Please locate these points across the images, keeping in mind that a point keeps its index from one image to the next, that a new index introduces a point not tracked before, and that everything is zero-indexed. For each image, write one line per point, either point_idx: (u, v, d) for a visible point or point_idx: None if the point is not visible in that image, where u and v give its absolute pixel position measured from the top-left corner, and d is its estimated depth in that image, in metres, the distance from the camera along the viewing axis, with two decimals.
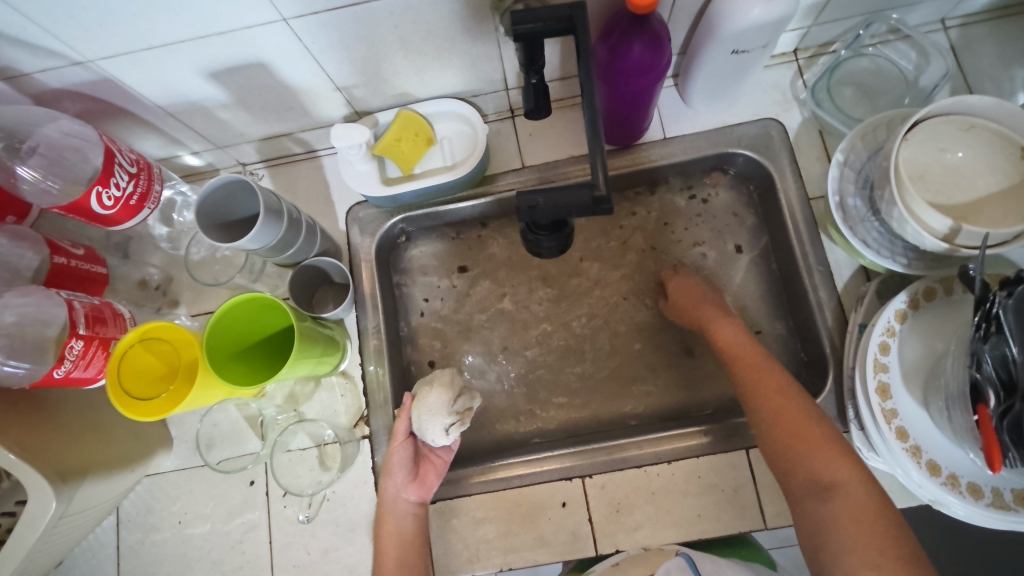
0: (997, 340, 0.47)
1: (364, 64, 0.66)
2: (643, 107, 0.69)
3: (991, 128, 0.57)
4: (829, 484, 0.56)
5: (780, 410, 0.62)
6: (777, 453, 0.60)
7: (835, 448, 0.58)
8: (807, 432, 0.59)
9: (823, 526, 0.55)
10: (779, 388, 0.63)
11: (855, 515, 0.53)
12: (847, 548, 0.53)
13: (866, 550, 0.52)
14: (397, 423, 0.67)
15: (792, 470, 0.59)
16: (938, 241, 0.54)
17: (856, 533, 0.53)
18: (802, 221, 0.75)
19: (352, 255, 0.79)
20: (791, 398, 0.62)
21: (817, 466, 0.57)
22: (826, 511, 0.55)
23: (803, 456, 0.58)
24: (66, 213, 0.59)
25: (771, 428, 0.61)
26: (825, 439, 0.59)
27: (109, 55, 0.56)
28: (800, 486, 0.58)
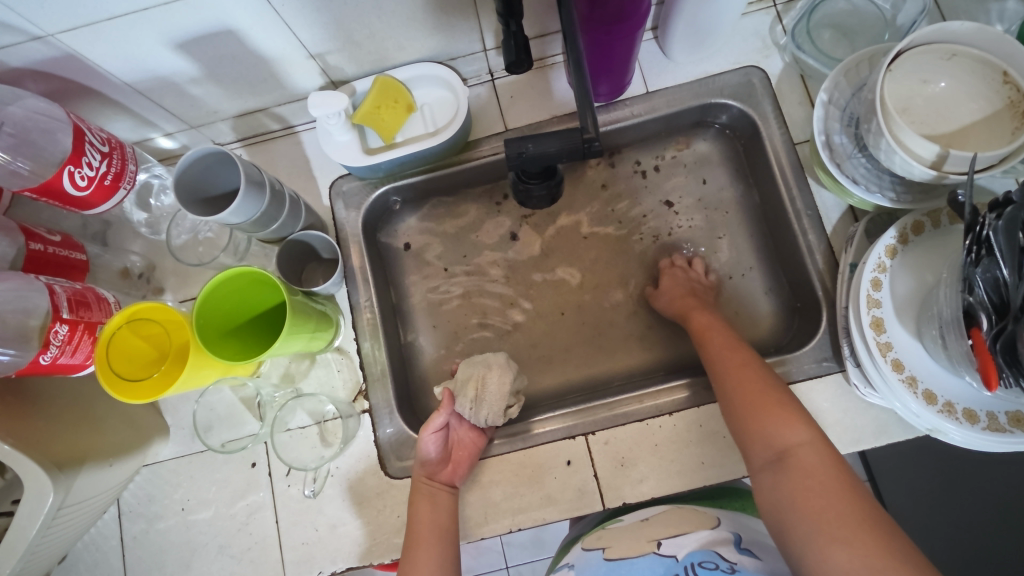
0: (989, 264, 0.48)
1: (337, 28, 0.64)
2: (627, 55, 0.69)
3: (973, 55, 0.57)
4: (785, 451, 0.55)
5: (742, 381, 0.62)
6: (738, 423, 0.60)
7: (795, 415, 0.57)
8: (767, 398, 0.59)
9: (780, 493, 0.53)
10: (744, 362, 0.64)
11: (812, 482, 0.52)
12: (801, 516, 0.50)
13: (822, 516, 0.49)
14: (432, 414, 0.68)
15: (752, 439, 0.58)
16: (927, 169, 0.54)
17: (810, 500, 0.51)
18: (789, 167, 0.75)
19: (339, 230, 0.78)
20: (754, 369, 0.63)
21: (775, 431, 0.56)
22: (782, 478, 0.53)
23: (762, 422, 0.58)
24: (39, 196, 0.57)
25: (733, 397, 0.61)
26: (785, 404, 0.58)
27: (70, 28, 0.54)
28: (758, 455, 0.57)
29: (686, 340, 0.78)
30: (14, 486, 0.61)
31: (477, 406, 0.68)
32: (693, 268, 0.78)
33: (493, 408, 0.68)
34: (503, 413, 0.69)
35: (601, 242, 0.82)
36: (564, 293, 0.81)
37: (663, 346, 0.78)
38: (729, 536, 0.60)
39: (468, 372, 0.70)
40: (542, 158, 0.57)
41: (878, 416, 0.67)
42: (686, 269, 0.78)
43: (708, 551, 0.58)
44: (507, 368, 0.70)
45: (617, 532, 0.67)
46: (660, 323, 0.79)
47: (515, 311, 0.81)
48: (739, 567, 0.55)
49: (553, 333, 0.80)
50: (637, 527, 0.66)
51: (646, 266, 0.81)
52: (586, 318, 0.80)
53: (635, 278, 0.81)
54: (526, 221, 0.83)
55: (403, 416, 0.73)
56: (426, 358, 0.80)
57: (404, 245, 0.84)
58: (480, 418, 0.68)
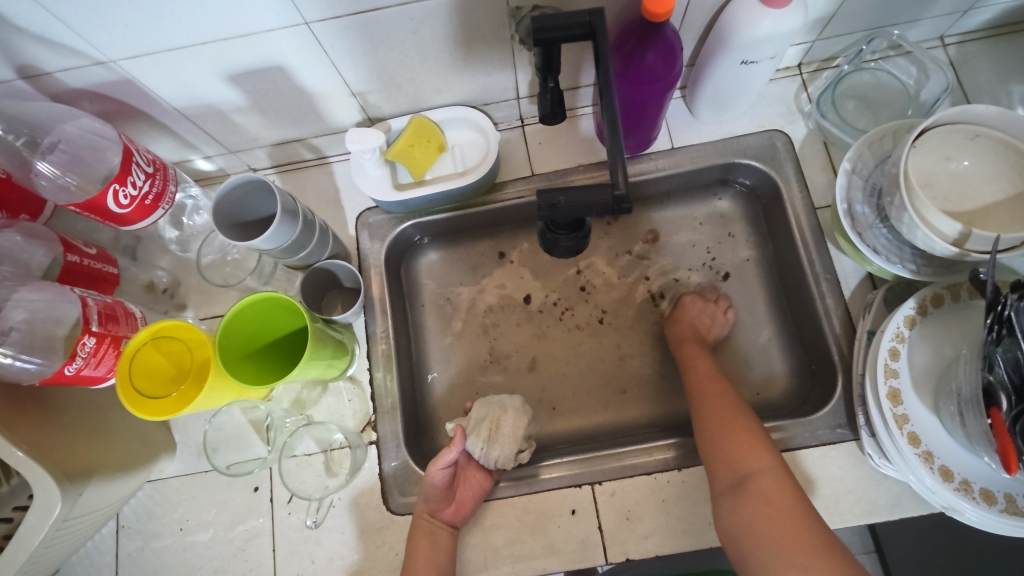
0: (1011, 343, 0.48)
1: (380, 70, 0.67)
2: (656, 113, 0.71)
3: (996, 137, 0.58)
4: (746, 476, 0.59)
5: (715, 411, 0.65)
6: (706, 444, 0.63)
7: (760, 445, 0.61)
8: (736, 427, 0.62)
9: (741, 517, 0.57)
10: (721, 392, 0.67)
11: (767, 509, 0.56)
12: (760, 540, 0.55)
13: (778, 541, 0.54)
14: (442, 449, 0.67)
15: (717, 461, 0.61)
16: (948, 246, 0.55)
17: (765, 526, 0.55)
18: (808, 230, 0.76)
19: (361, 259, 0.79)
20: (727, 400, 0.66)
21: (740, 458, 0.60)
22: (740, 504, 0.57)
23: (727, 448, 0.61)
24: (82, 210, 0.58)
25: (706, 426, 0.64)
26: (753, 435, 0.62)
27: (131, 56, 0.57)
28: (721, 478, 0.60)
29: None
30: (19, 491, 0.60)
31: (489, 446, 0.68)
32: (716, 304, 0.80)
33: (504, 451, 0.67)
34: (514, 457, 0.69)
35: (615, 289, 0.83)
36: (579, 338, 0.81)
37: (675, 399, 0.78)
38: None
39: (483, 412, 0.70)
40: (574, 211, 0.58)
41: (892, 488, 0.66)
42: (710, 305, 0.79)
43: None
44: (522, 412, 0.70)
45: None
46: (674, 375, 0.79)
47: (530, 352, 0.81)
48: None
49: (564, 378, 0.80)
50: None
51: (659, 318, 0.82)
52: (600, 366, 0.80)
53: (649, 327, 0.82)
54: (546, 265, 0.84)
55: (410, 451, 0.73)
56: (438, 393, 0.80)
57: (499, 255, 0.85)
58: (491, 459, 0.68)
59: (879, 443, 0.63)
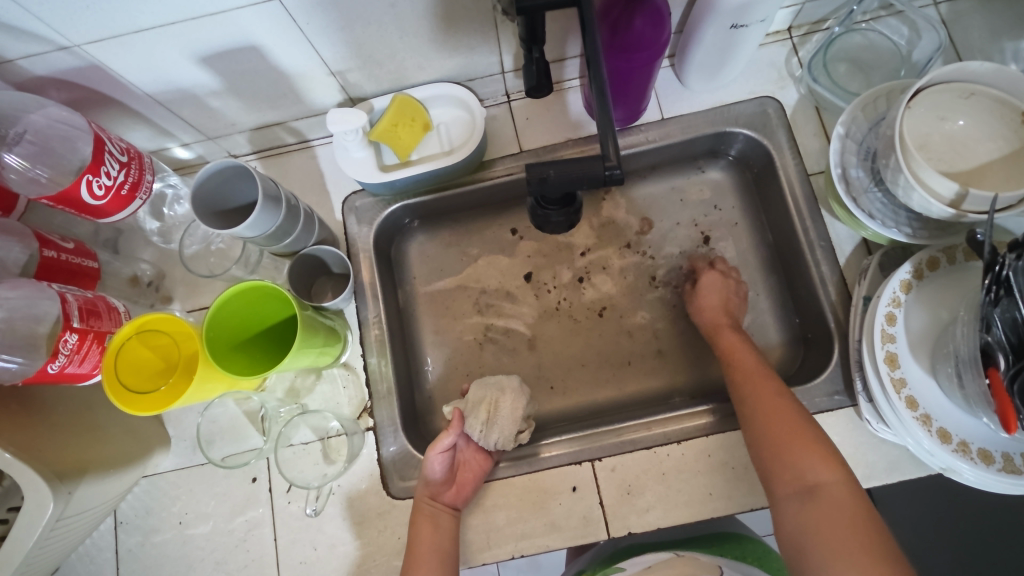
0: (1009, 304, 0.48)
1: (359, 47, 0.65)
2: (645, 83, 0.69)
3: (991, 95, 0.57)
4: (814, 485, 0.54)
5: (770, 411, 0.60)
6: (765, 450, 0.59)
7: (828, 453, 0.56)
8: (799, 431, 0.58)
9: (805, 525, 0.52)
10: (776, 391, 0.62)
11: (834, 516, 0.51)
12: (822, 547, 0.50)
13: (842, 547, 0.49)
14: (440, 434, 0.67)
15: (780, 468, 0.56)
16: (945, 207, 0.54)
17: (834, 531, 0.50)
18: (802, 197, 0.75)
19: (350, 244, 0.77)
20: (786, 401, 0.61)
21: (806, 465, 0.55)
22: (805, 513, 0.53)
23: (790, 453, 0.56)
24: (55, 204, 0.56)
25: (765, 430, 0.59)
26: (819, 440, 0.57)
27: (96, 39, 0.54)
28: (784, 486, 0.56)
29: (694, 367, 0.78)
30: (10, 493, 0.60)
31: (488, 429, 0.67)
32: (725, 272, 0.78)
33: (504, 432, 0.67)
34: (514, 438, 0.68)
35: (609, 265, 0.82)
36: (574, 318, 0.81)
37: (672, 372, 0.78)
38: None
39: (481, 394, 0.69)
40: (562, 185, 0.55)
41: (890, 452, 0.66)
42: (725, 275, 0.77)
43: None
44: (520, 393, 0.69)
45: None
46: (671, 349, 0.79)
47: (525, 331, 0.80)
48: None
49: (560, 358, 0.79)
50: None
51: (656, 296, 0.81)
52: (596, 345, 0.79)
53: (644, 302, 0.81)
54: (538, 243, 0.83)
55: (408, 435, 0.72)
56: (433, 376, 0.80)
57: (490, 235, 0.84)
58: (490, 441, 0.67)
59: (877, 407, 0.63)
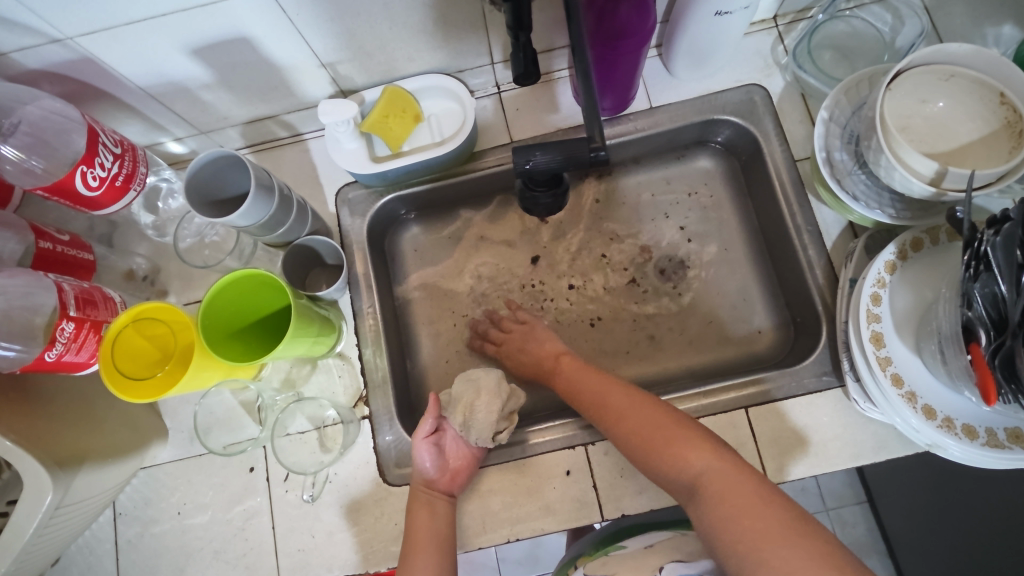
0: (987, 279, 0.49)
1: (349, 38, 0.65)
2: (631, 70, 0.70)
3: (970, 76, 0.59)
4: (695, 481, 0.53)
5: (630, 424, 0.60)
6: (645, 461, 0.58)
7: (684, 446, 0.55)
8: (663, 433, 0.57)
9: (706, 524, 0.50)
10: (628, 399, 0.63)
11: (725, 502, 0.50)
12: (729, 542, 0.48)
13: (746, 536, 0.47)
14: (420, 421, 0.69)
15: (665, 473, 0.56)
16: (925, 185, 0.55)
17: (731, 521, 0.48)
18: (789, 182, 0.76)
19: (343, 236, 0.78)
20: (641, 407, 0.61)
21: (680, 462, 0.54)
22: (701, 510, 0.51)
23: (668, 455, 0.56)
24: (50, 195, 0.57)
25: (632, 443, 0.59)
26: (682, 434, 0.56)
27: (89, 31, 0.55)
28: (678, 488, 0.55)
29: (685, 353, 0.79)
30: (10, 485, 0.60)
31: (466, 431, 0.68)
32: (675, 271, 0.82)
33: (481, 434, 0.67)
34: (493, 438, 0.69)
35: (599, 253, 0.83)
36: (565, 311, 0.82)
37: (664, 359, 0.79)
38: (727, 563, 0.57)
39: (460, 393, 0.70)
40: (550, 168, 0.57)
41: (878, 431, 0.67)
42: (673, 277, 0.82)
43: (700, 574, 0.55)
44: (496, 392, 0.69)
45: (619, 560, 0.65)
46: (663, 335, 0.80)
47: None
48: None
49: None
50: (640, 554, 0.64)
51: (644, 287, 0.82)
52: (591, 334, 0.80)
53: (634, 290, 0.82)
54: (531, 233, 0.84)
55: (403, 424, 0.73)
56: (428, 366, 0.81)
57: (483, 226, 0.85)
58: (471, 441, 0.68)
59: (864, 387, 0.64)
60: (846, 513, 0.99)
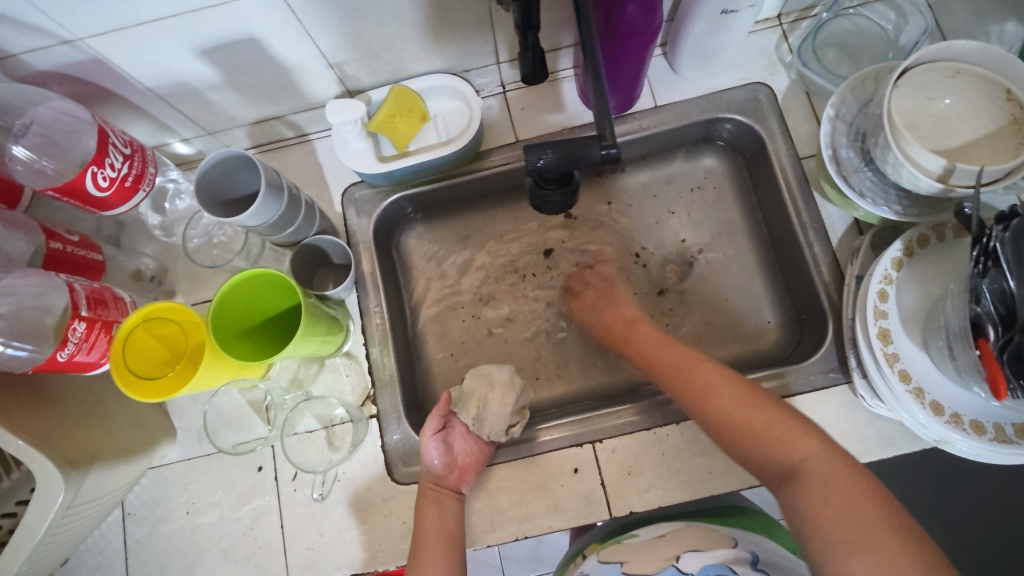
0: (996, 275, 0.48)
1: (356, 38, 0.66)
2: (638, 69, 0.70)
3: (977, 73, 0.59)
4: (795, 466, 0.52)
5: (719, 401, 0.59)
6: (733, 441, 0.57)
7: (798, 432, 0.54)
8: (759, 415, 0.56)
9: (799, 509, 0.50)
10: (722, 376, 0.61)
11: (831, 491, 0.48)
12: (823, 529, 0.47)
13: (840, 525, 0.46)
14: (427, 419, 0.70)
15: (760, 457, 0.55)
16: (933, 182, 0.55)
17: (829, 508, 0.48)
18: (794, 180, 0.76)
19: (350, 236, 0.78)
20: (740, 386, 0.60)
21: (779, 448, 0.54)
22: (800, 496, 0.50)
23: (771, 440, 0.54)
24: (61, 195, 0.57)
25: (719, 421, 0.58)
26: (792, 420, 0.55)
27: (98, 32, 0.56)
28: (770, 473, 0.54)
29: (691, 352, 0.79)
30: (21, 485, 0.60)
31: (478, 423, 0.69)
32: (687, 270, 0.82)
33: (495, 427, 0.68)
34: (505, 432, 0.69)
35: (605, 252, 0.83)
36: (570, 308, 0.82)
37: None
38: (745, 554, 0.59)
39: (472, 387, 0.71)
40: (559, 166, 0.57)
41: (885, 427, 0.68)
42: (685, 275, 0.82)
43: (721, 565, 0.57)
44: (510, 386, 0.70)
45: (631, 548, 0.65)
46: (671, 333, 0.80)
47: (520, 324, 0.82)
48: None
49: (562, 346, 0.81)
50: (653, 545, 0.64)
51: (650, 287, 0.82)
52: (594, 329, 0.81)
53: (641, 288, 0.82)
54: (536, 232, 0.85)
55: (411, 422, 0.73)
56: (435, 365, 0.81)
57: (489, 225, 0.85)
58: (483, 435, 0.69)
59: (871, 383, 0.64)
60: None
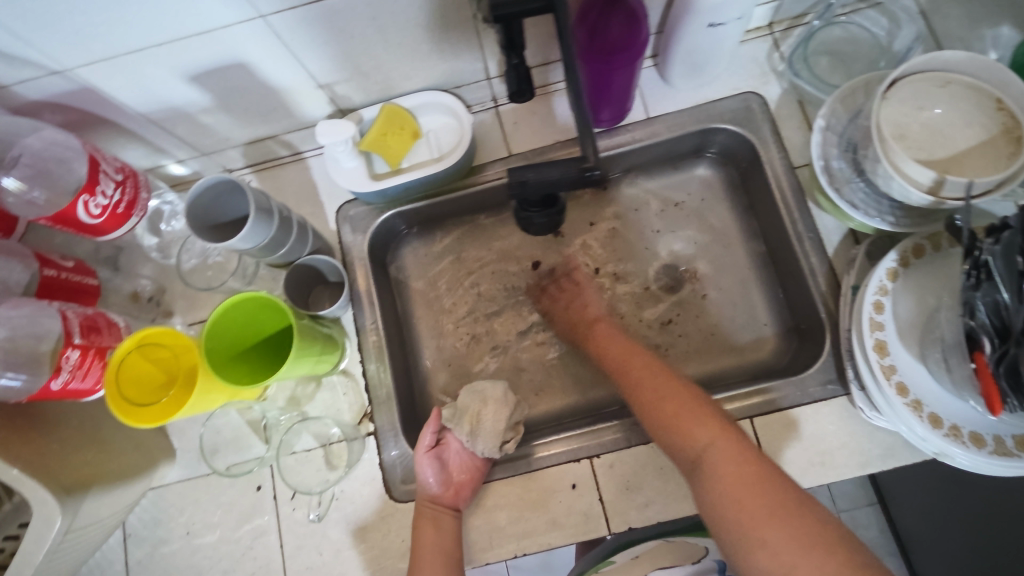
0: (989, 287, 0.48)
1: (344, 59, 0.66)
2: (626, 83, 0.70)
3: (966, 82, 0.59)
4: (697, 458, 0.56)
5: (641, 389, 0.64)
6: (650, 429, 0.62)
7: (703, 422, 0.58)
8: (670, 405, 0.61)
9: (704, 498, 0.55)
10: (642, 365, 0.67)
11: (727, 480, 0.53)
12: (728, 515, 0.52)
13: (744, 512, 0.51)
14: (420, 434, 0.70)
15: (671, 447, 0.59)
16: (923, 194, 0.55)
17: (733, 496, 0.52)
18: (788, 189, 0.76)
19: (345, 253, 0.79)
20: (652, 375, 0.65)
21: (687, 439, 0.58)
22: (703, 484, 0.55)
23: (676, 430, 0.59)
24: (54, 224, 0.58)
25: (643, 412, 0.63)
26: (693, 412, 0.59)
27: (86, 62, 0.56)
28: (679, 462, 0.58)
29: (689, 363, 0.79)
30: (21, 508, 0.61)
31: (473, 440, 0.69)
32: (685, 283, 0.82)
33: (488, 444, 0.68)
34: (500, 448, 0.69)
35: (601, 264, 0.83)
36: None
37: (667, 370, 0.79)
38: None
39: (466, 403, 0.71)
40: (541, 186, 0.57)
41: (885, 439, 0.67)
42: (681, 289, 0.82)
43: None
44: (503, 402, 0.70)
45: (612, 572, 0.74)
46: (668, 345, 0.80)
47: (512, 342, 0.81)
48: None
49: (559, 359, 0.80)
50: (629, 566, 0.74)
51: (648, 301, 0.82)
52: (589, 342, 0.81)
53: (638, 300, 0.82)
54: (530, 245, 0.85)
55: (408, 439, 0.73)
56: (433, 380, 0.81)
57: (484, 239, 0.85)
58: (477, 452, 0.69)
59: (869, 395, 0.64)
60: (858, 515, 0.99)
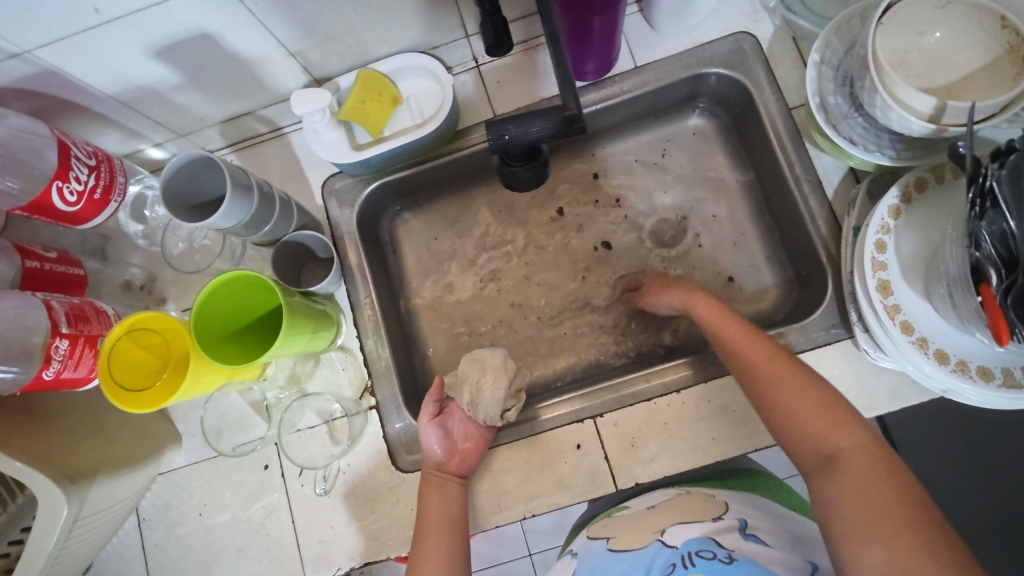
0: (994, 216, 0.45)
1: (313, 24, 0.63)
2: (609, 30, 0.67)
3: (968, 2, 0.55)
4: (835, 455, 0.50)
5: (764, 374, 0.57)
6: (773, 418, 0.56)
7: (845, 420, 0.52)
8: (801, 398, 0.54)
9: (828, 498, 0.49)
10: (765, 353, 0.59)
11: (865, 484, 0.47)
12: (847, 519, 0.47)
13: (869, 515, 0.46)
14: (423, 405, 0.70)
15: (796, 441, 0.53)
16: (925, 123, 0.52)
17: (864, 503, 0.47)
18: (784, 132, 0.73)
19: (333, 229, 0.77)
20: (779, 360, 0.58)
21: (822, 435, 0.52)
22: (830, 482, 0.49)
23: (805, 422, 0.53)
24: (30, 213, 0.57)
25: (766, 398, 0.56)
26: (834, 407, 0.53)
27: (44, 43, 0.54)
28: (805, 457, 0.52)
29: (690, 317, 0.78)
30: (22, 513, 0.62)
31: (473, 410, 0.68)
32: (683, 236, 0.80)
33: (489, 412, 0.68)
34: (501, 416, 0.69)
35: (596, 224, 0.82)
36: (562, 286, 0.80)
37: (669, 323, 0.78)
38: (734, 522, 0.58)
39: (466, 372, 0.70)
40: (524, 139, 0.57)
41: (891, 380, 0.66)
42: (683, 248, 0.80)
43: (703, 537, 0.56)
44: (502, 370, 0.70)
45: (622, 521, 0.65)
46: None
47: (508, 310, 0.80)
48: (737, 554, 0.52)
49: (559, 322, 0.79)
50: (644, 514, 0.64)
51: (647, 260, 0.80)
52: (592, 302, 0.80)
53: (637, 258, 0.80)
54: (520, 211, 0.83)
55: (411, 410, 0.73)
56: (432, 351, 0.80)
57: (475, 206, 0.84)
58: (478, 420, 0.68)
59: (874, 337, 0.62)
60: None
